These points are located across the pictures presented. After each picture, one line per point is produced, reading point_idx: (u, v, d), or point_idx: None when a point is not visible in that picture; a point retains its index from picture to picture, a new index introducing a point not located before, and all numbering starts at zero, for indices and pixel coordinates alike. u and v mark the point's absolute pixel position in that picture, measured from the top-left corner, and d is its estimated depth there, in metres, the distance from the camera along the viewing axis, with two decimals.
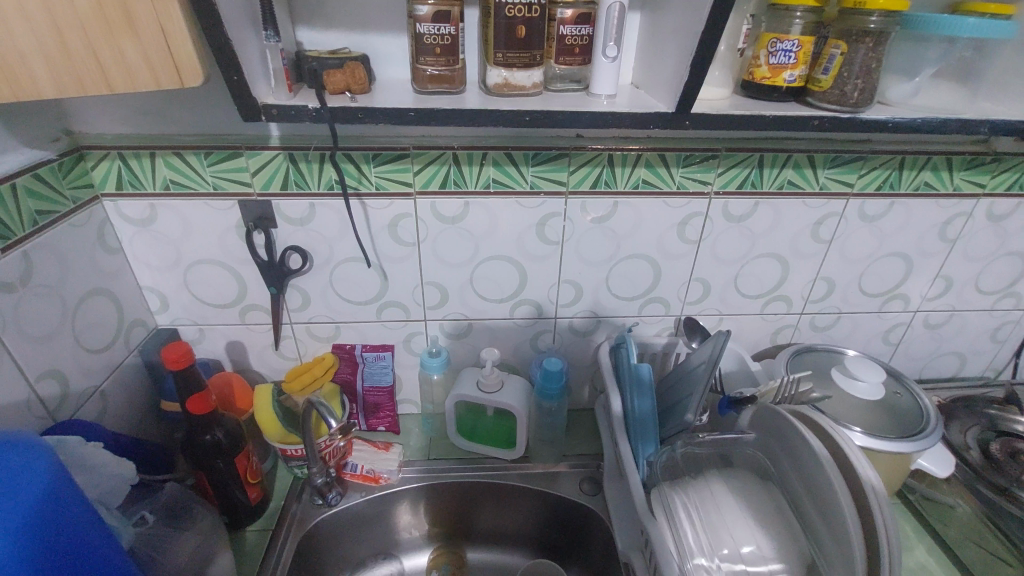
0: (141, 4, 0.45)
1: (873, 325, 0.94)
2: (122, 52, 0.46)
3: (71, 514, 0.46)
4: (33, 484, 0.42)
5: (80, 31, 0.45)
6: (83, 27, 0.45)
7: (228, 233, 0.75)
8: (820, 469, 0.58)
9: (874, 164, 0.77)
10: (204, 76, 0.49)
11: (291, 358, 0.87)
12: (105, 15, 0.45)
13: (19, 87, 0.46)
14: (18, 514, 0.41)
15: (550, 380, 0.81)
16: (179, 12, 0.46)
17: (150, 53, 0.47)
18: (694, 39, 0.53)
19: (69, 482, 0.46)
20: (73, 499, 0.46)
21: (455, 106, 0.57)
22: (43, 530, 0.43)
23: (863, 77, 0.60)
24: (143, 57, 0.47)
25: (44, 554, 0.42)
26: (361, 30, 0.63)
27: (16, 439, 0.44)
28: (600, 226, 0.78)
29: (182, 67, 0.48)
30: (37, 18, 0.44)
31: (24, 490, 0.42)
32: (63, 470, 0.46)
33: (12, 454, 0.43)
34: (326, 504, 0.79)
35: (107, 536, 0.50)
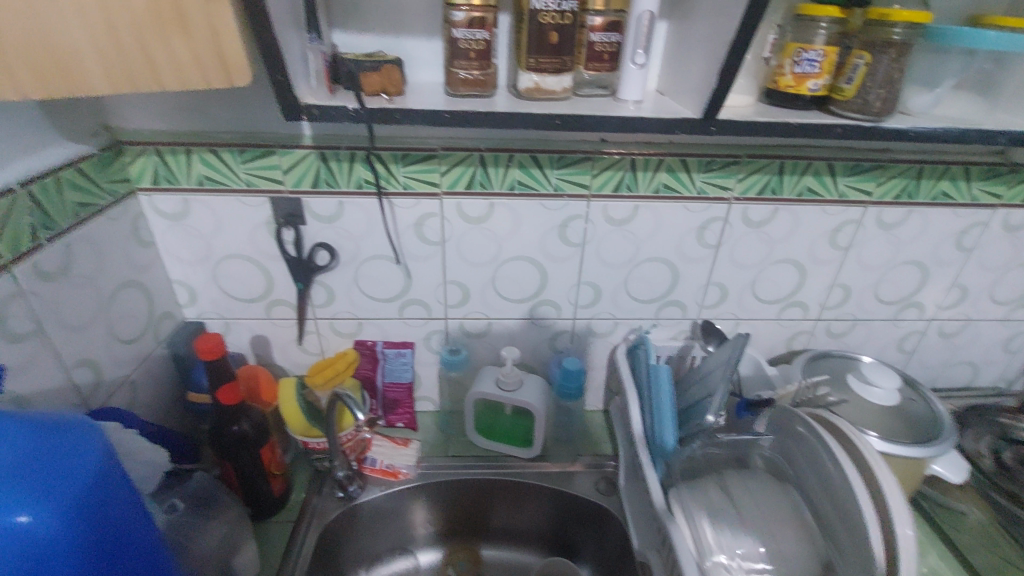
0: (195, 5, 0.46)
1: (888, 333, 0.94)
2: (172, 48, 0.48)
3: (116, 502, 0.46)
4: (81, 474, 0.43)
5: (134, 30, 0.46)
6: (137, 26, 0.46)
7: (258, 229, 0.77)
8: (840, 472, 0.59)
9: (893, 173, 0.78)
10: (251, 75, 0.52)
11: (313, 353, 0.89)
12: (159, 15, 0.46)
13: (70, 80, 0.47)
14: (62, 499, 0.42)
15: (569, 379, 0.83)
16: (229, 12, 0.47)
17: (200, 52, 0.49)
18: (723, 48, 0.55)
19: (118, 471, 0.47)
20: (119, 488, 0.47)
21: (488, 110, 0.58)
22: (87, 516, 0.44)
23: (886, 87, 0.61)
24: (192, 55, 0.49)
25: (84, 538, 0.43)
26: (395, 34, 0.65)
27: (74, 421, 0.46)
28: (621, 228, 0.79)
29: (231, 66, 0.50)
30: (92, 16, 0.45)
31: (70, 480, 0.43)
32: (115, 457, 0.47)
33: (68, 436, 0.44)
34: (347, 497, 0.81)
35: (148, 523, 0.51)
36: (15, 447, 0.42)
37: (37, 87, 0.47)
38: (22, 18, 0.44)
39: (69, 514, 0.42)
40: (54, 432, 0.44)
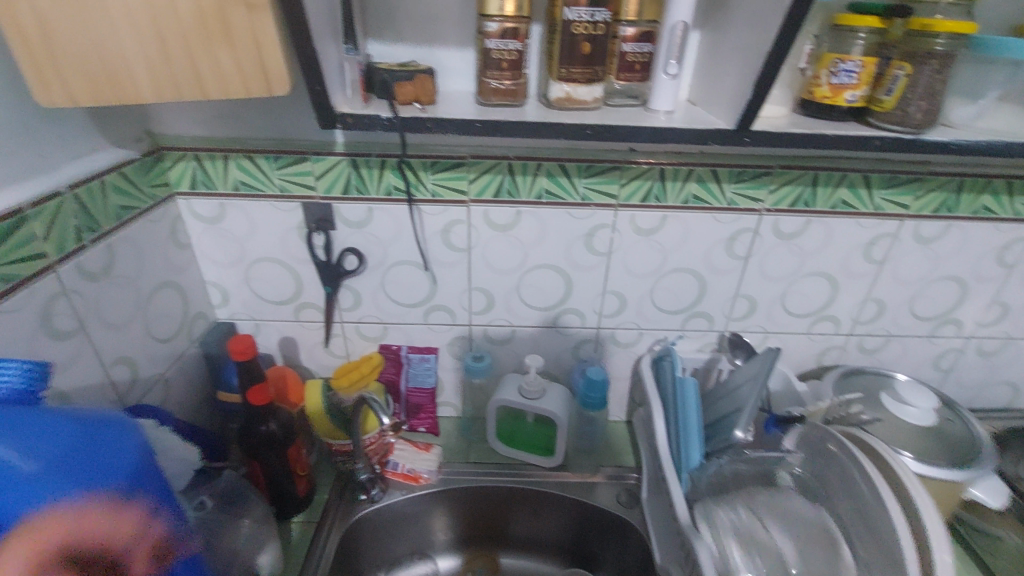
0: (238, 15, 0.47)
1: (923, 350, 0.91)
2: (217, 58, 0.49)
3: (151, 498, 0.48)
4: (118, 469, 0.45)
5: (180, 40, 0.48)
6: (184, 37, 0.48)
7: (289, 233, 0.78)
8: (875, 495, 0.57)
9: (932, 186, 0.76)
10: (290, 84, 0.52)
11: (339, 356, 0.90)
12: (205, 25, 0.47)
13: (120, 88, 0.49)
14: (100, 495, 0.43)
15: (593, 389, 0.83)
16: (271, 23, 0.48)
17: (243, 62, 0.50)
18: (758, 59, 0.54)
19: (152, 466, 0.48)
20: (153, 481, 0.49)
21: (518, 119, 0.59)
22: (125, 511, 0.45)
23: (928, 98, 0.59)
24: (236, 65, 0.50)
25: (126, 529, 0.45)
26: (428, 44, 0.66)
27: (113, 420, 0.47)
28: (648, 238, 0.79)
29: (271, 75, 0.51)
30: (142, 27, 0.47)
31: (109, 475, 0.44)
32: (150, 454, 0.49)
33: (107, 434, 0.46)
34: (369, 500, 0.81)
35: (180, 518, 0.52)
36: (59, 440, 0.43)
37: (90, 94, 0.49)
38: (79, 28, 0.46)
39: (109, 506, 0.44)
40: (96, 427, 0.46)
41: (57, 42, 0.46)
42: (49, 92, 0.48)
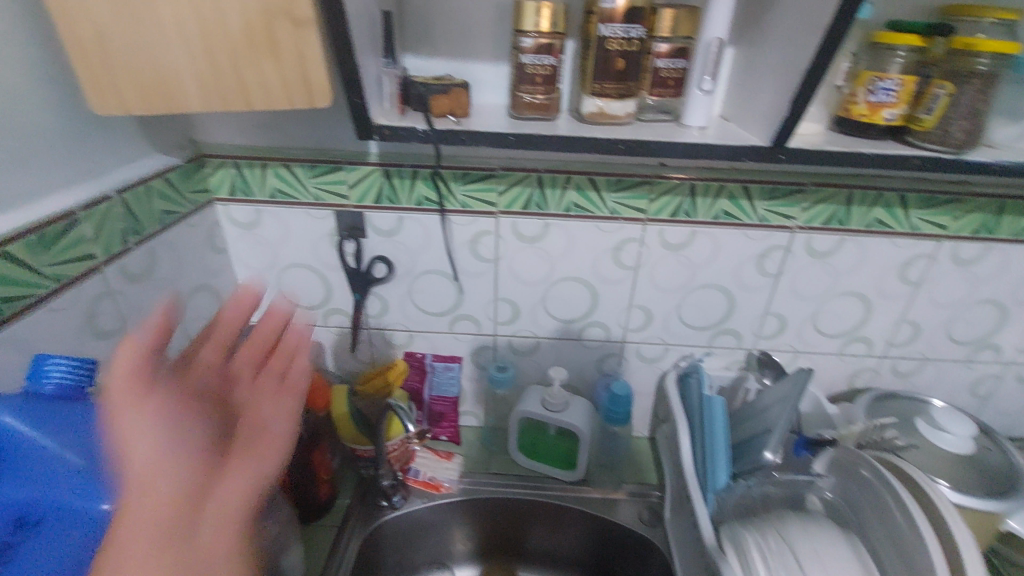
0: (284, 30, 0.49)
1: (961, 375, 0.88)
2: (261, 70, 0.51)
3: None
4: None
5: (227, 53, 0.50)
6: (231, 49, 0.49)
7: (321, 240, 0.80)
8: (911, 525, 0.55)
9: (971, 207, 0.74)
10: (331, 96, 0.54)
11: (365, 362, 0.91)
12: (252, 39, 0.49)
13: (171, 98, 0.52)
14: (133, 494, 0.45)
15: (617, 404, 0.82)
16: (315, 38, 0.50)
17: (287, 75, 0.51)
18: (795, 77, 0.54)
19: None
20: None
21: (550, 133, 0.59)
22: None
23: (970, 118, 0.58)
24: (280, 78, 0.51)
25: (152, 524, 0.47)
26: (463, 58, 0.67)
27: None
28: (676, 253, 0.78)
29: (313, 87, 0.52)
30: (194, 41, 0.49)
31: None
32: None
33: None
34: (390, 506, 0.82)
35: None
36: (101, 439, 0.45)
37: (142, 103, 0.52)
38: (134, 40, 0.48)
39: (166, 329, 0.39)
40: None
41: (113, 53, 0.49)
42: (104, 100, 0.51)
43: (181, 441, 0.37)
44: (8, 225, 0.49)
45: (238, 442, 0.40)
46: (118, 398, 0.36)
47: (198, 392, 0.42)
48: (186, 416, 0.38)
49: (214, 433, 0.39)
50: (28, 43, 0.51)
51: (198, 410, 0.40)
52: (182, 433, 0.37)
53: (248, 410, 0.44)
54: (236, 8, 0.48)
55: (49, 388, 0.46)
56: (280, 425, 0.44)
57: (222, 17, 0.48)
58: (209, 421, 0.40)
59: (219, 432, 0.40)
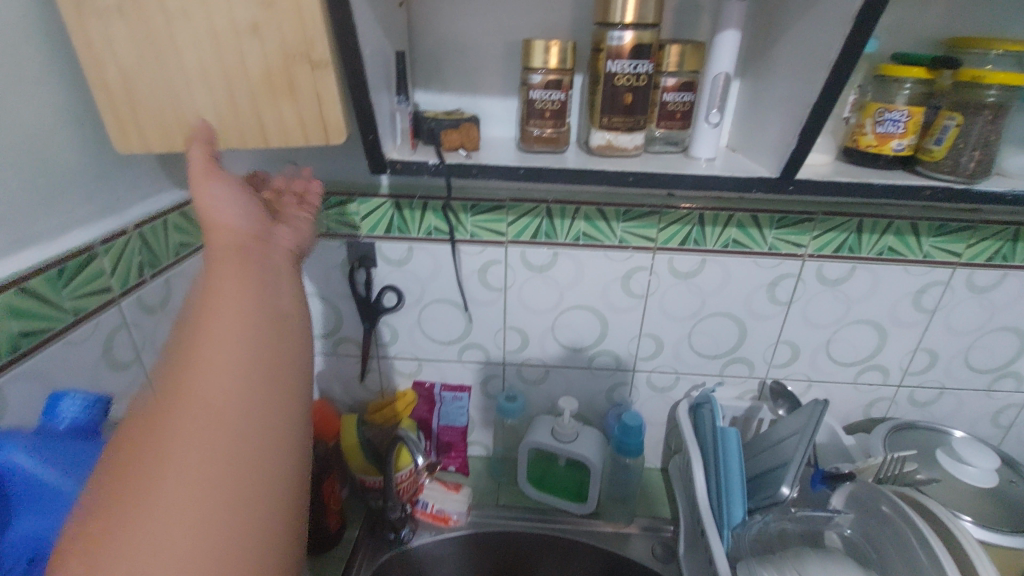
0: (303, 73, 0.50)
1: (981, 405, 0.86)
2: (279, 110, 0.52)
3: None
4: None
5: (247, 94, 0.51)
6: (249, 89, 0.51)
7: (332, 270, 0.81)
8: (935, 564, 0.54)
9: (985, 234, 0.73)
10: (346, 132, 0.55)
11: (374, 391, 0.91)
12: (271, 81, 0.50)
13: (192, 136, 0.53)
14: None
15: (629, 435, 0.81)
16: (333, 79, 0.51)
17: (304, 114, 0.52)
18: (803, 110, 0.54)
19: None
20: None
21: (560, 166, 0.60)
22: None
23: (981, 148, 0.58)
24: (297, 116, 0.53)
25: None
26: (472, 93, 0.69)
27: None
28: (686, 281, 0.78)
29: (328, 125, 0.53)
30: (215, 82, 0.50)
31: None
32: None
33: None
34: (399, 540, 0.80)
35: None
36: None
37: (164, 140, 0.53)
38: (158, 80, 0.50)
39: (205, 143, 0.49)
40: None
41: (138, 95, 0.50)
42: (126, 139, 0.53)
43: (238, 299, 0.37)
44: (29, 262, 0.50)
45: (283, 299, 0.40)
46: (196, 180, 0.46)
47: (250, 250, 0.42)
48: (242, 275, 0.39)
49: (265, 289, 0.39)
50: (57, 87, 0.52)
51: (246, 258, 0.41)
52: (239, 295, 0.37)
53: (288, 268, 0.44)
54: (254, 51, 0.49)
55: (63, 425, 0.47)
56: (297, 293, 0.42)
57: (241, 58, 0.49)
58: (261, 279, 0.40)
59: (263, 285, 0.39)
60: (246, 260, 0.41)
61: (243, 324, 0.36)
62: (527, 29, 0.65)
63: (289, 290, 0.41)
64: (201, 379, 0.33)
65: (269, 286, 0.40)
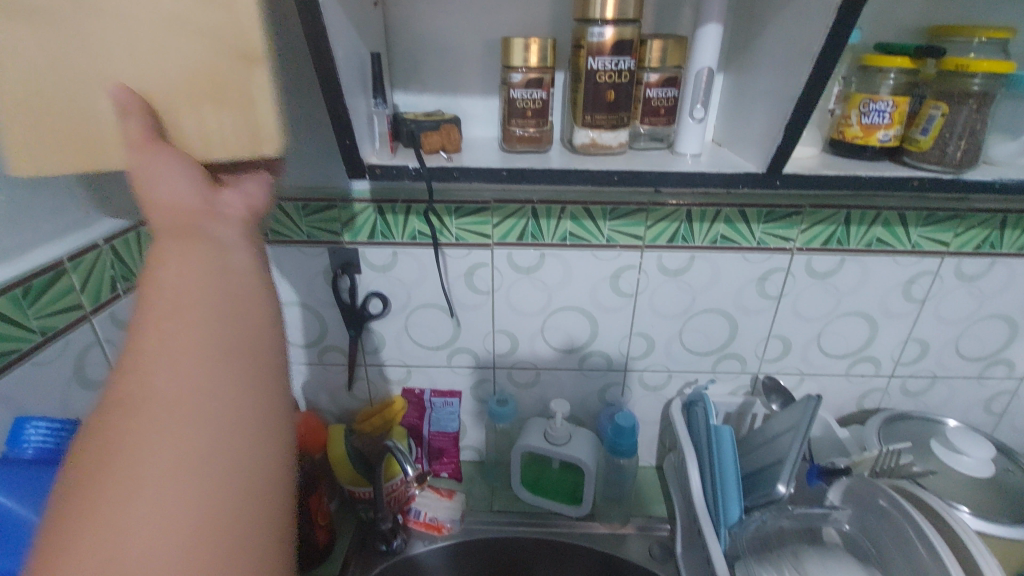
0: (231, 72, 0.41)
1: (973, 392, 0.86)
2: (202, 119, 0.42)
3: None
4: None
5: (167, 101, 0.41)
6: (161, 92, 0.41)
7: (316, 278, 0.79)
8: (934, 558, 0.53)
9: (973, 222, 0.73)
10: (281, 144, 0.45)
11: (362, 399, 0.89)
12: (191, 84, 0.41)
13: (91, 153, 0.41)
14: None
15: (622, 436, 0.79)
16: (266, 77, 0.42)
17: (226, 122, 0.42)
18: (788, 103, 0.53)
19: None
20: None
21: (544, 166, 0.59)
22: None
23: (967, 138, 0.58)
24: (218, 124, 0.42)
25: None
26: (452, 93, 0.67)
27: None
28: (676, 278, 0.77)
29: (261, 134, 0.44)
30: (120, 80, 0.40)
31: None
32: None
33: None
34: (391, 551, 0.79)
35: None
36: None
37: (63, 162, 0.42)
38: (60, 84, 0.39)
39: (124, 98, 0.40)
40: None
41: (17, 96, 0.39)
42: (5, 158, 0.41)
43: (175, 272, 0.32)
44: None
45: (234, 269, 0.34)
46: (134, 164, 0.37)
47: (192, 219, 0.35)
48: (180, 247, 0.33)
49: (210, 256, 0.33)
50: None
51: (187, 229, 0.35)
52: (177, 268, 0.32)
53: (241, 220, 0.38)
54: (184, 52, 0.40)
55: (28, 453, 0.45)
56: (254, 260, 0.36)
57: (168, 63, 0.40)
58: (205, 246, 0.34)
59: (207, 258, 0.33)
60: (187, 228, 0.35)
61: (186, 300, 0.31)
62: (506, 27, 0.64)
63: (245, 256, 0.35)
64: (141, 361, 0.29)
65: (214, 254, 0.34)
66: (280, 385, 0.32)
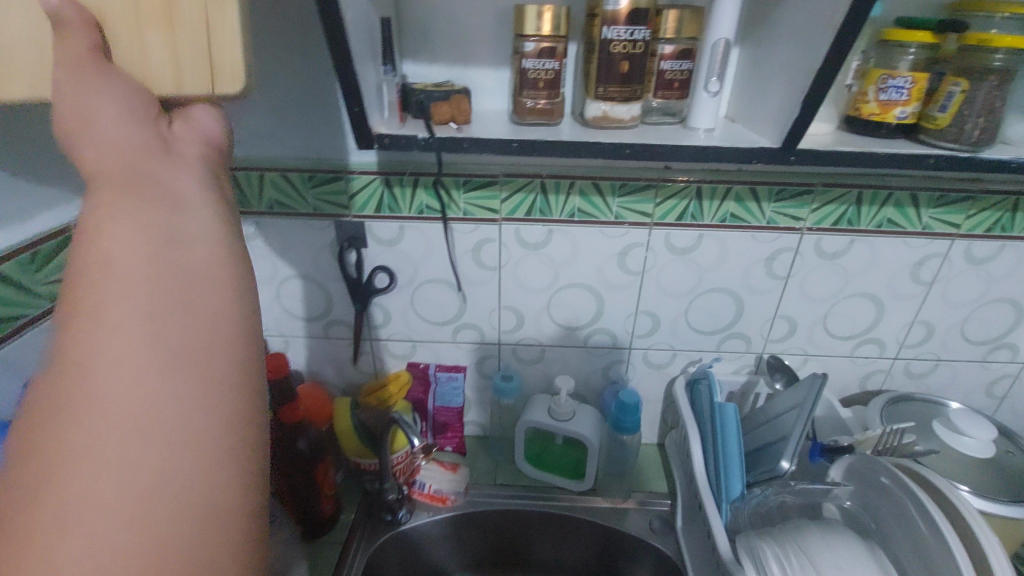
0: None
1: (976, 375, 0.87)
2: (145, 45, 0.35)
3: None
4: None
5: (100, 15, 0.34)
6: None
7: (322, 251, 0.79)
8: (935, 535, 0.54)
9: (985, 204, 0.72)
10: (245, 86, 0.38)
11: (368, 374, 0.89)
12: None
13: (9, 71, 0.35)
14: None
15: (626, 412, 0.80)
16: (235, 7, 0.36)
17: (182, 49, 0.36)
18: (806, 76, 0.52)
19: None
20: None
21: (556, 139, 0.58)
22: None
23: (985, 115, 0.57)
24: (170, 51, 0.36)
25: None
26: (462, 63, 0.66)
27: None
28: (684, 257, 0.77)
29: (219, 70, 0.37)
30: None
31: None
32: None
33: None
34: (395, 521, 0.80)
35: None
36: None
37: None
38: None
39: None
40: None
41: None
42: None
43: (122, 249, 0.28)
44: None
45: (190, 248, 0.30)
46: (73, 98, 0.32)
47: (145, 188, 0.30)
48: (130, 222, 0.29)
49: (162, 233, 0.29)
50: None
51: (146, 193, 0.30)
52: (123, 244, 0.28)
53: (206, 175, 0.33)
54: None
55: None
56: (214, 224, 0.31)
57: None
58: (157, 217, 0.29)
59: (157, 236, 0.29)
60: (140, 194, 0.30)
61: (132, 290, 0.28)
62: None
63: (203, 221, 0.31)
64: (83, 367, 0.26)
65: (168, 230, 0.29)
66: (248, 381, 0.29)
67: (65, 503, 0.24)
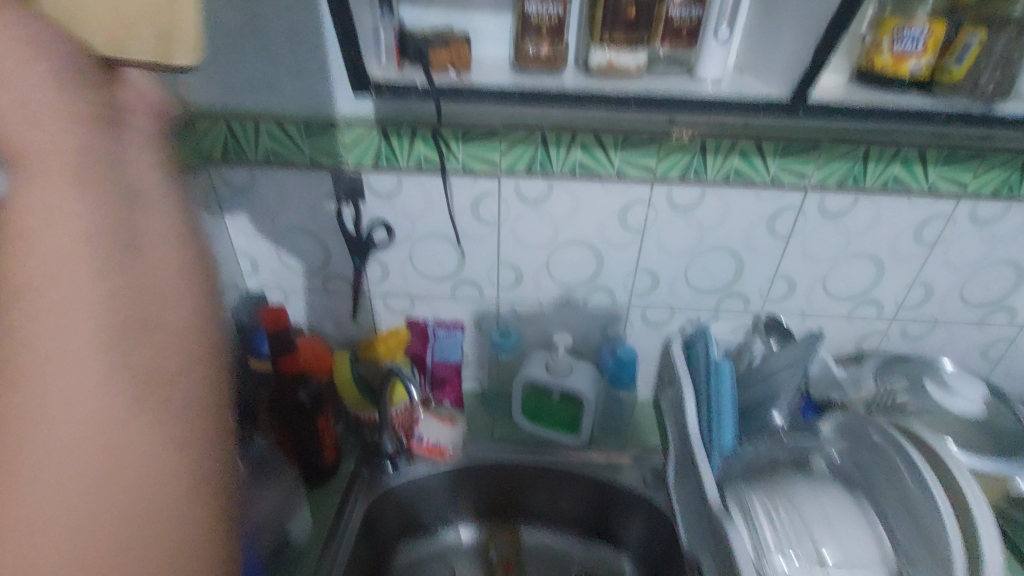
0: None
1: (971, 338, 0.87)
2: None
3: None
4: None
5: None
6: None
7: (320, 204, 0.78)
8: (922, 489, 0.55)
9: (994, 163, 0.71)
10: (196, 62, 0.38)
11: (367, 329, 0.90)
12: None
13: None
14: None
15: (622, 368, 0.81)
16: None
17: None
18: (821, 23, 0.50)
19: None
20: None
21: (558, 88, 0.56)
22: None
23: (1001, 69, 0.55)
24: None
25: None
26: (462, 7, 0.63)
27: None
28: (686, 214, 0.76)
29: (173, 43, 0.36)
30: None
31: None
32: None
33: None
34: (394, 471, 0.83)
35: None
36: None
37: None
38: None
39: None
40: None
41: None
42: None
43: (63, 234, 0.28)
44: None
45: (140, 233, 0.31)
46: None
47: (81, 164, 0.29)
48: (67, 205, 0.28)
49: (113, 217, 0.30)
50: None
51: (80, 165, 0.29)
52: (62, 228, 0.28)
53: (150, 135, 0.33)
54: None
55: None
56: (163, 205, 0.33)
57: None
58: (105, 206, 0.30)
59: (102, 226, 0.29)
60: (77, 172, 0.29)
61: (87, 281, 0.28)
62: None
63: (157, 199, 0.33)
64: (32, 365, 0.27)
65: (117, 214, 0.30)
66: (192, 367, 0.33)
67: (36, 494, 0.26)
